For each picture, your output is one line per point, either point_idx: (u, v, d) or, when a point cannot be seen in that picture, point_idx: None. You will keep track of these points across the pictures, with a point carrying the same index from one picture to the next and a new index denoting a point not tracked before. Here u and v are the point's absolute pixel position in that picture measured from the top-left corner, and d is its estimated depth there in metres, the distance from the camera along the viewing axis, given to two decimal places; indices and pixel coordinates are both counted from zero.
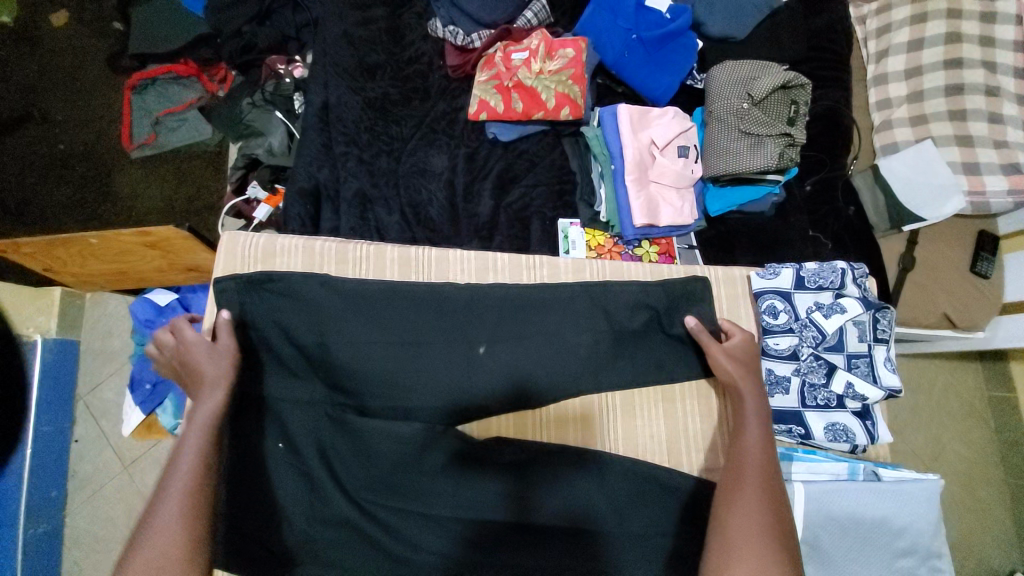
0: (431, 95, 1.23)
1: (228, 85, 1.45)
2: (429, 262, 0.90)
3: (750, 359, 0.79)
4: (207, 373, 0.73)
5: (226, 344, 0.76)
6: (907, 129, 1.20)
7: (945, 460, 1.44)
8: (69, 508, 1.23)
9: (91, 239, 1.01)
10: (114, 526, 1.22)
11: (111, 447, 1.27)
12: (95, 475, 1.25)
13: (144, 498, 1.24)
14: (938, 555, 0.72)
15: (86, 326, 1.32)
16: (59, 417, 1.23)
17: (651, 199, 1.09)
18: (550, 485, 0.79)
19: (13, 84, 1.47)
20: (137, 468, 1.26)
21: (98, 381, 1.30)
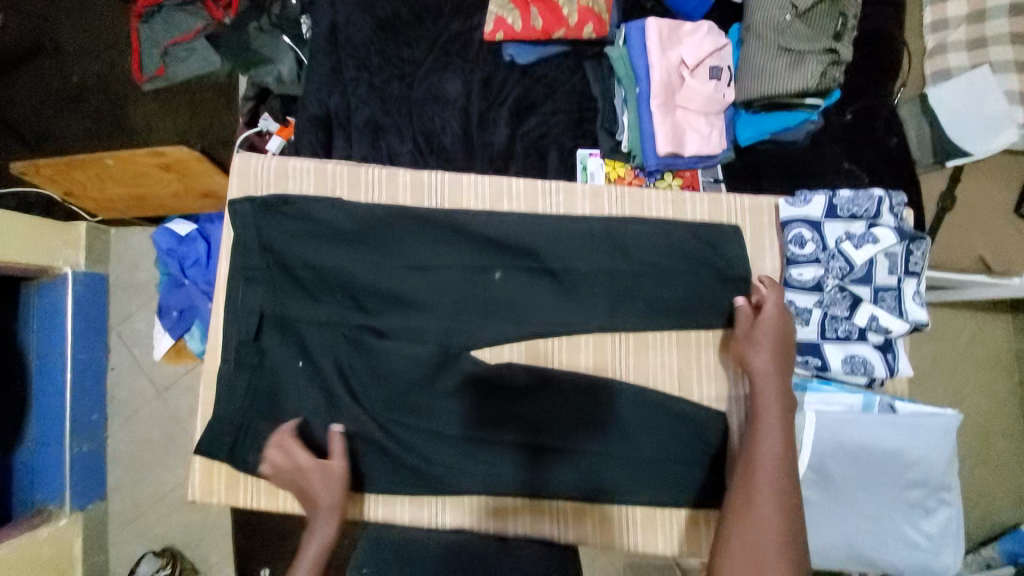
0: (444, 13, 1.14)
1: (233, 11, 1.34)
2: (442, 187, 0.88)
3: (780, 350, 0.73)
4: (324, 499, 0.75)
5: (338, 463, 0.77)
6: (962, 54, 1.08)
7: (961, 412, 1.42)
8: (110, 429, 1.32)
9: (106, 160, 1.01)
10: (152, 446, 1.32)
11: (144, 375, 1.34)
12: (131, 400, 1.33)
13: (178, 422, 1.33)
14: (948, 487, 0.71)
15: (114, 260, 1.37)
16: (95, 346, 1.30)
17: (676, 126, 1.03)
18: (556, 407, 0.80)
19: (25, 14, 1.43)
20: (170, 395, 1.34)
21: (128, 313, 1.36)
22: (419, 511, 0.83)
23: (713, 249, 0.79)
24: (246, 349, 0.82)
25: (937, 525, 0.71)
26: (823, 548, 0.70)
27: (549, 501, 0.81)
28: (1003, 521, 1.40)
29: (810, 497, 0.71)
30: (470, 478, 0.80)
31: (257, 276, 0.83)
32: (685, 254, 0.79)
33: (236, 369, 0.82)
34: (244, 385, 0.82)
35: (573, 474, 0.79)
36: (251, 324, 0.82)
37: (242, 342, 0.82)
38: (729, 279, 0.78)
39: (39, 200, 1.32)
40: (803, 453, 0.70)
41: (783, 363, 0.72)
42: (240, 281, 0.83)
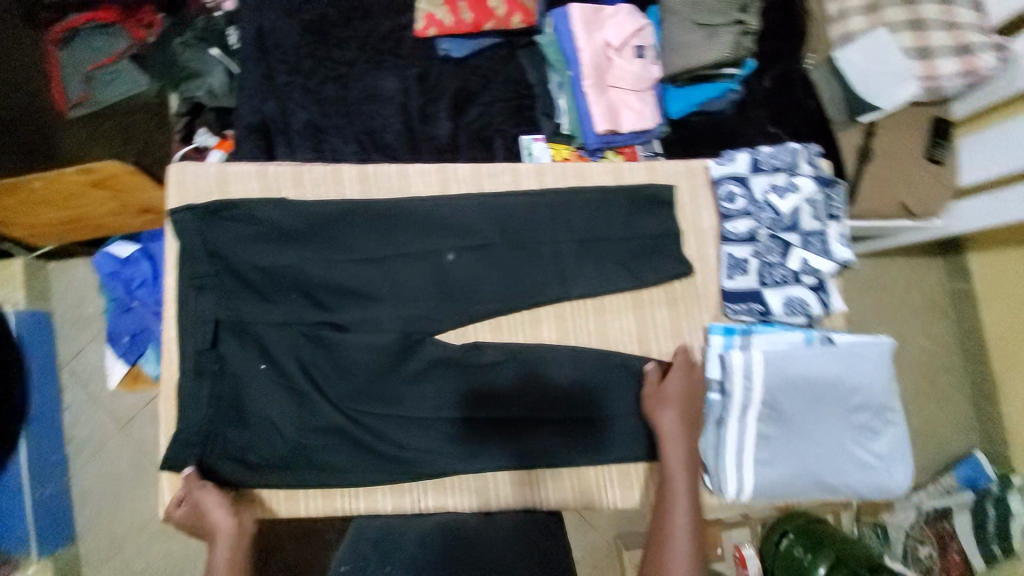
0: (373, 13, 1.15)
1: (157, 29, 1.31)
2: (387, 176, 0.88)
3: (687, 406, 0.77)
4: (217, 521, 0.76)
5: (208, 490, 0.77)
6: (861, 18, 1.16)
7: (906, 351, 1.52)
8: (73, 470, 1.26)
9: (34, 183, 0.97)
10: (122, 480, 1.27)
11: (104, 409, 1.28)
12: (93, 436, 1.28)
13: (147, 452, 1.28)
14: (892, 408, 0.73)
15: (56, 294, 1.30)
16: (46, 385, 1.23)
17: (612, 104, 1.08)
18: (524, 378, 0.83)
19: None
20: (135, 426, 1.29)
21: (80, 347, 1.29)
22: (402, 498, 0.83)
23: (653, 215, 0.85)
24: (205, 356, 0.80)
25: (887, 445, 0.73)
26: (782, 479, 0.73)
27: (530, 472, 0.84)
28: (956, 450, 1.50)
29: (766, 433, 0.73)
30: (443, 457, 0.81)
31: (207, 283, 0.81)
32: (624, 219, 0.85)
33: (196, 379, 0.80)
34: (207, 395, 0.80)
35: (545, 442, 0.82)
36: (204, 334, 0.80)
37: (198, 350, 0.80)
38: (664, 238, 0.85)
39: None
40: (755, 390, 0.73)
41: (690, 418, 0.76)
42: (190, 291, 0.82)
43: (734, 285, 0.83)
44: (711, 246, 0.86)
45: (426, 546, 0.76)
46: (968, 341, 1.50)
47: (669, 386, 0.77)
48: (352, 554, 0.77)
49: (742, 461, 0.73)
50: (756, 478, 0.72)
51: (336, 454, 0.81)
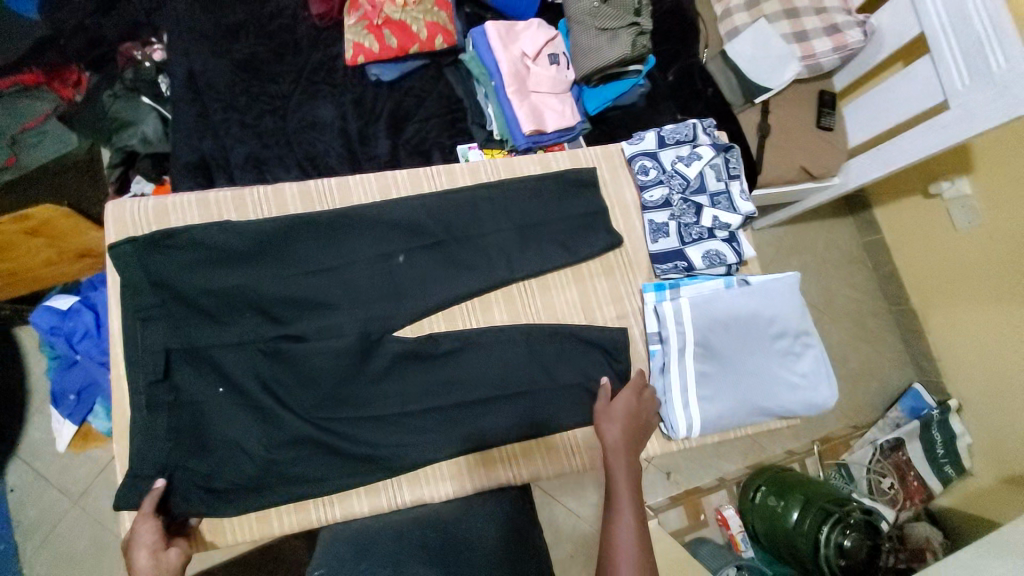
0: (303, 47, 1.22)
1: (84, 87, 1.34)
2: (330, 190, 0.94)
3: (631, 425, 0.81)
4: (139, 560, 0.70)
5: (149, 519, 0.73)
6: (744, 14, 1.31)
7: (834, 307, 1.65)
8: (23, 558, 1.16)
9: None
10: (80, 560, 1.17)
11: (54, 485, 1.20)
12: (43, 517, 1.18)
13: (105, 524, 1.20)
14: (807, 331, 0.87)
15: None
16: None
17: (534, 107, 1.17)
18: (484, 360, 0.88)
19: None
20: (90, 498, 1.20)
21: (19, 424, 1.21)
22: (379, 500, 0.85)
23: (580, 201, 0.95)
24: (157, 389, 0.80)
25: (809, 365, 0.86)
26: (726, 411, 0.85)
27: (494, 449, 0.88)
28: (897, 385, 1.62)
29: (705, 370, 0.86)
30: (414, 446, 0.84)
31: (156, 315, 0.81)
32: (551, 209, 0.94)
33: (150, 414, 0.79)
34: (164, 428, 0.79)
35: (503, 420, 0.86)
36: (157, 363, 0.79)
37: (152, 383, 0.79)
38: (592, 217, 0.95)
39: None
40: (688, 332, 0.85)
41: (631, 433, 0.80)
42: (137, 325, 0.81)
43: (659, 246, 0.94)
44: (635, 218, 0.97)
45: (404, 539, 0.75)
46: (888, 285, 1.66)
47: (615, 405, 0.82)
48: (329, 557, 0.75)
49: (689, 399, 0.84)
50: (703, 412, 0.84)
51: (311, 465, 0.82)
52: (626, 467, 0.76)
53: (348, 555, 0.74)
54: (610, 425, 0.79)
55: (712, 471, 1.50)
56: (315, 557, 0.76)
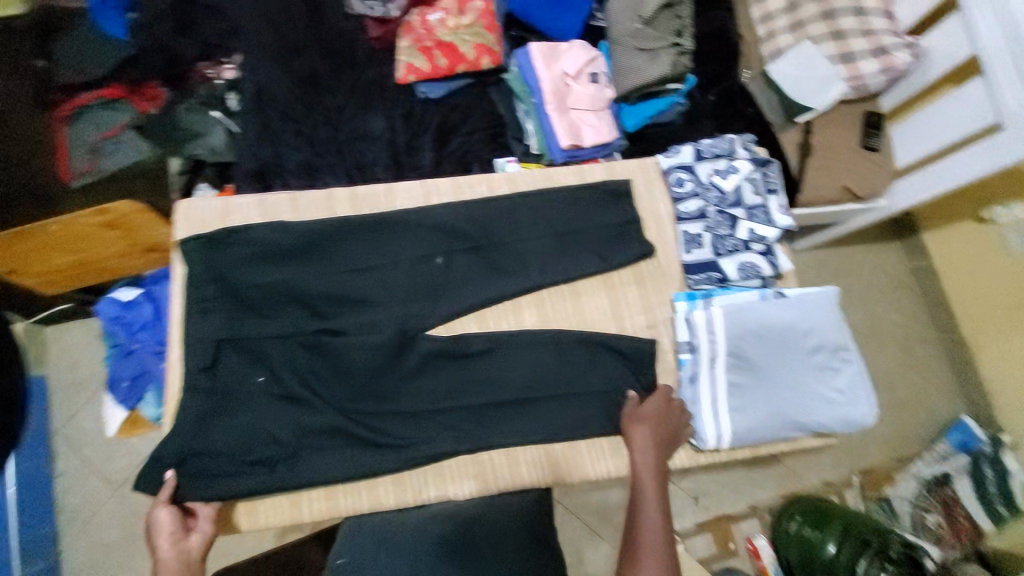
0: (360, 65, 1.31)
1: (159, 101, 1.43)
2: (377, 195, 1.00)
3: (660, 434, 0.84)
4: (161, 546, 0.75)
5: (164, 509, 0.76)
6: (788, 36, 1.32)
7: (879, 332, 1.59)
8: (64, 541, 1.22)
9: (51, 227, 1.04)
10: (115, 548, 1.23)
11: (95, 476, 1.26)
12: (86, 504, 1.25)
13: (140, 513, 1.25)
14: (844, 347, 0.88)
15: (52, 358, 1.32)
16: (38, 451, 1.21)
17: (572, 123, 1.22)
18: (515, 362, 0.90)
19: None
20: (129, 487, 1.26)
21: (74, 411, 1.30)
22: (405, 494, 0.86)
23: (615, 213, 0.97)
24: (201, 377, 0.82)
25: (845, 380, 0.87)
26: (756, 425, 0.85)
27: (520, 450, 0.89)
28: (946, 419, 1.53)
29: (738, 381, 0.86)
30: (444, 444, 0.86)
31: (209, 305, 0.85)
32: (585, 221, 0.96)
33: (190, 399, 0.81)
34: (195, 412, 0.81)
35: (528, 422, 0.88)
36: (206, 353, 0.83)
37: (198, 371, 0.82)
38: (627, 228, 0.97)
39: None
40: (719, 341, 0.87)
41: (659, 437, 0.83)
42: (193, 313, 0.85)
43: (693, 257, 0.96)
44: (668, 228, 0.99)
45: (427, 534, 0.77)
46: (938, 313, 1.58)
47: (645, 412, 0.85)
48: (349, 547, 0.77)
49: (720, 410, 0.85)
50: (734, 424, 0.84)
51: (339, 458, 0.83)
52: (653, 478, 0.81)
53: (372, 547, 0.76)
54: (637, 429, 0.84)
55: (744, 497, 1.42)
56: (337, 544, 0.79)
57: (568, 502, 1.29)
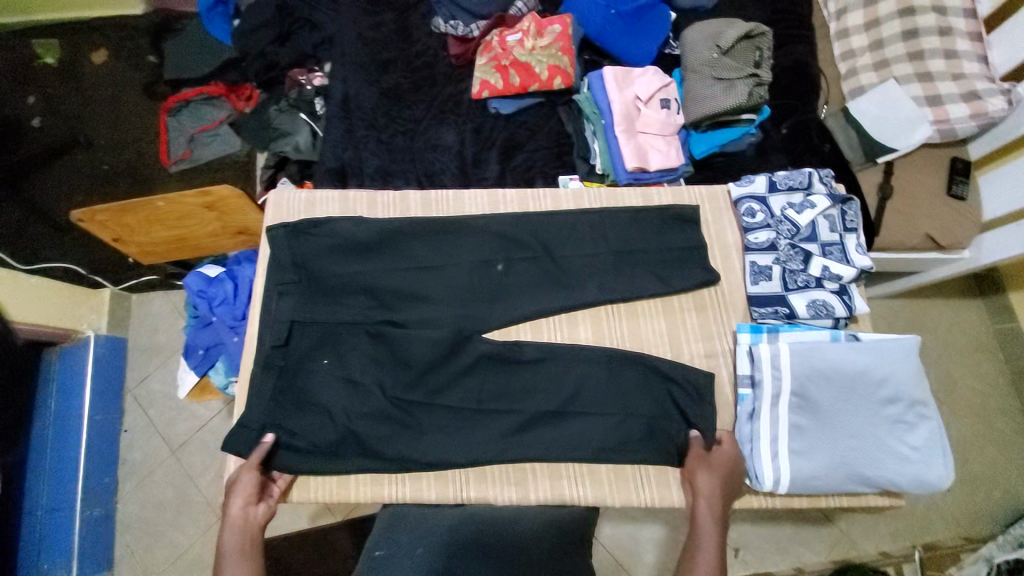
0: (439, 81, 1.38)
1: (254, 102, 1.57)
2: (447, 200, 1.04)
3: (726, 479, 0.81)
4: (234, 504, 0.78)
5: (249, 469, 0.81)
6: (871, 73, 1.27)
7: (954, 395, 1.44)
8: (121, 494, 1.31)
9: (157, 203, 1.13)
10: (164, 509, 1.30)
11: (159, 435, 1.35)
12: (145, 461, 1.33)
13: (192, 480, 1.32)
14: (922, 401, 0.82)
15: (133, 323, 1.43)
16: (110, 408, 1.33)
17: (640, 147, 1.22)
18: (565, 375, 0.90)
19: (59, 114, 1.61)
20: (184, 452, 1.34)
21: (145, 374, 1.39)
22: (445, 491, 0.87)
23: (682, 239, 0.97)
24: (275, 353, 0.88)
25: (921, 438, 0.82)
26: (817, 471, 0.82)
27: (562, 464, 0.88)
28: None
29: (801, 423, 0.83)
30: (483, 447, 0.86)
31: (289, 287, 0.91)
32: (648, 244, 0.96)
33: (263, 372, 0.87)
34: (271, 387, 0.86)
35: (568, 435, 0.87)
36: (280, 332, 0.88)
37: (273, 347, 0.88)
38: (691, 254, 0.96)
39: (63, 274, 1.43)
40: (784, 378, 0.84)
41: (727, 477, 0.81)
42: (274, 295, 0.91)
43: (760, 290, 0.93)
44: (735, 257, 0.99)
45: (454, 534, 0.78)
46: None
47: (716, 457, 0.83)
48: (386, 540, 0.79)
49: (779, 450, 0.83)
50: (792, 468, 0.82)
51: (391, 446, 0.86)
52: (713, 517, 0.77)
53: (405, 542, 0.77)
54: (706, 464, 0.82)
55: (788, 558, 1.31)
56: (373, 536, 0.82)
57: (604, 537, 1.24)
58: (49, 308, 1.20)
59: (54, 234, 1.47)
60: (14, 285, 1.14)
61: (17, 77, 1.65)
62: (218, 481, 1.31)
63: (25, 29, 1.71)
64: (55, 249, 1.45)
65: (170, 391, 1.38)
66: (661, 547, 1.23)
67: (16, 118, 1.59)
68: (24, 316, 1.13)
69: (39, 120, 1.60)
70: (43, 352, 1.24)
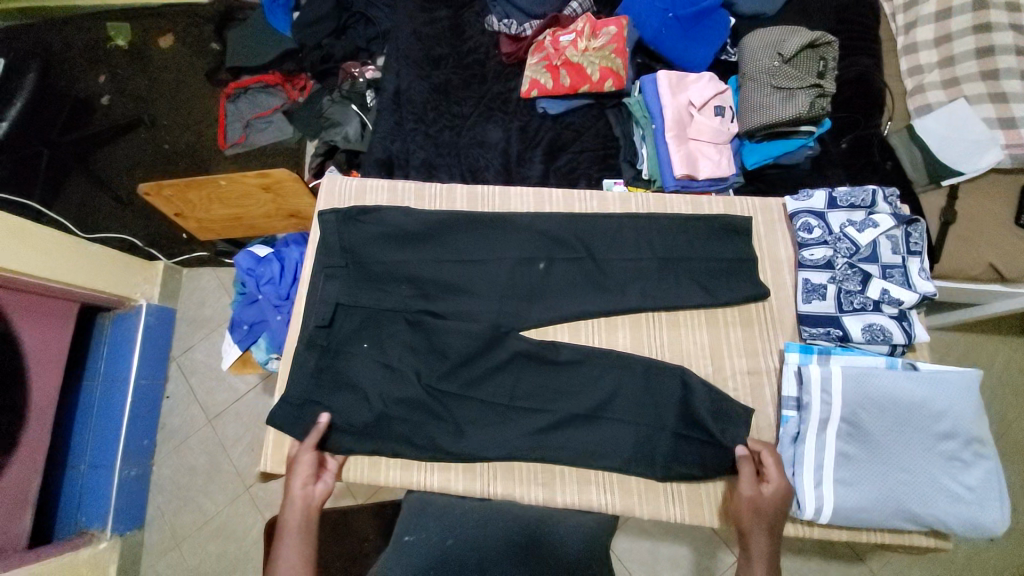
0: (488, 79, 1.39)
1: (307, 92, 1.62)
2: (492, 197, 1.05)
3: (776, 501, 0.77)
4: (294, 483, 0.81)
5: (305, 449, 0.83)
6: (939, 91, 1.20)
7: (1011, 436, 1.29)
8: (157, 457, 1.37)
9: (220, 181, 1.18)
10: (195, 474, 1.36)
11: (196, 403, 1.41)
12: (182, 427, 1.39)
13: (225, 450, 1.37)
14: (982, 441, 0.77)
15: (183, 296, 1.50)
16: (156, 373, 1.39)
17: (690, 154, 1.20)
18: (599, 380, 0.89)
19: (127, 95, 1.70)
20: (219, 422, 1.39)
21: (189, 344, 1.46)
22: (473, 483, 0.88)
23: (733, 252, 0.95)
24: (318, 334, 0.90)
25: (977, 479, 0.77)
26: (864, 503, 0.78)
27: (591, 470, 0.88)
28: None
29: (848, 451, 0.80)
30: (512, 443, 0.86)
31: (335, 270, 0.93)
32: (694, 255, 0.94)
33: (306, 351, 0.89)
34: (312, 367, 0.89)
35: (598, 439, 0.86)
36: (325, 313, 0.90)
37: (316, 328, 0.90)
38: (739, 268, 0.94)
39: (121, 245, 1.52)
40: (835, 403, 0.81)
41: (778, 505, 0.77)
42: (321, 277, 0.94)
43: (812, 308, 0.90)
44: (787, 274, 0.97)
45: (486, 529, 0.79)
46: None
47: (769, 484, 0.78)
48: (415, 525, 0.80)
49: (823, 478, 0.80)
50: (836, 498, 0.79)
51: (425, 434, 0.87)
52: (763, 536, 0.75)
53: (436, 529, 0.79)
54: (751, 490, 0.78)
55: None
56: (401, 520, 0.82)
57: (620, 550, 1.22)
58: (105, 275, 1.24)
59: (117, 207, 1.56)
60: (74, 252, 1.17)
61: (92, 58, 1.76)
62: (249, 453, 1.36)
63: (102, 13, 1.82)
64: (116, 220, 1.55)
65: (212, 362, 1.44)
66: (680, 565, 1.20)
67: (86, 96, 1.69)
68: (83, 281, 1.17)
69: (108, 98, 1.70)
70: (99, 317, 1.30)
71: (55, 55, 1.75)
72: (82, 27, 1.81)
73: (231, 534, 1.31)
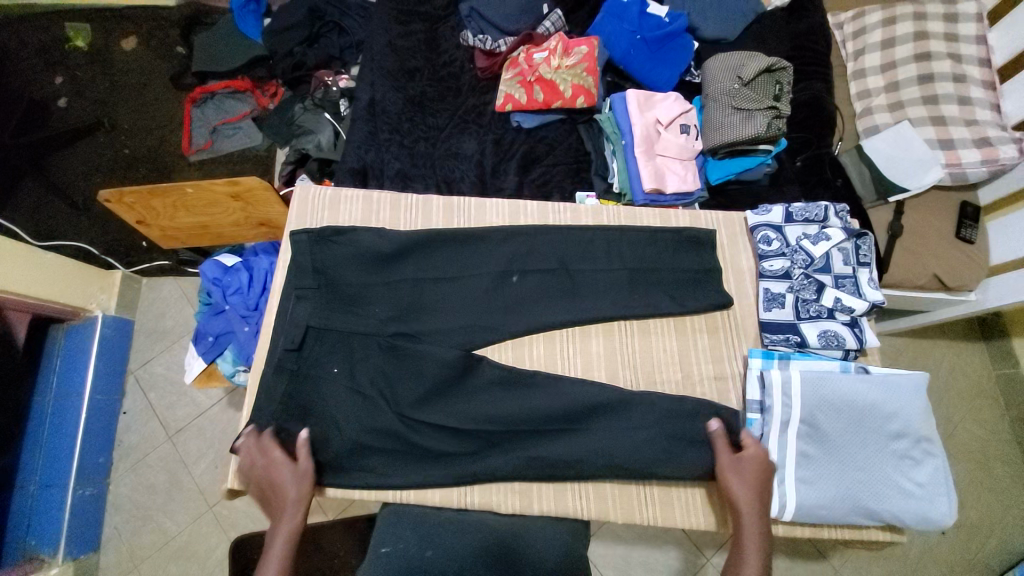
0: (463, 92, 1.41)
1: (278, 99, 1.59)
2: (469, 209, 1.07)
3: (760, 482, 0.81)
4: (290, 495, 0.81)
5: (305, 467, 0.83)
6: (886, 114, 1.30)
7: (955, 436, 1.38)
8: (113, 475, 1.30)
9: (187, 188, 1.14)
10: (155, 493, 1.29)
11: (157, 418, 1.34)
12: (140, 444, 1.32)
13: (187, 467, 1.31)
14: (930, 438, 0.83)
15: (141, 307, 1.43)
16: (112, 388, 1.32)
17: (657, 169, 1.25)
18: (561, 392, 0.89)
19: (86, 97, 1.64)
20: (181, 438, 1.33)
21: (148, 358, 1.39)
22: (450, 494, 0.88)
23: (696, 262, 0.99)
24: (288, 357, 0.88)
25: (927, 475, 0.82)
26: (823, 500, 0.83)
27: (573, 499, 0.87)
28: None
29: (807, 451, 0.84)
30: (488, 475, 0.86)
31: (307, 288, 0.92)
32: (660, 267, 0.98)
33: (275, 374, 0.87)
34: (282, 390, 0.87)
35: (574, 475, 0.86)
36: (295, 335, 0.88)
37: (286, 350, 0.88)
38: (704, 280, 0.98)
39: (77, 253, 1.45)
40: (794, 406, 0.85)
41: (761, 494, 0.80)
42: (292, 298, 0.92)
43: (773, 317, 0.96)
44: (748, 283, 1.02)
45: (466, 538, 0.81)
46: None
47: (748, 461, 0.82)
48: (391, 536, 0.82)
49: (785, 477, 0.84)
50: (799, 498, 0.83)
51: (394, 463, 0.87)
52: (758, 520, 0.78)
53: (411, 540, 0.81)
54: (738, 481, 0.80)
55: None
56: (375, 532, 0.83)
57: (596, 557, 1.23)
58: (61, 284, 1.20)
59: (72, 213, 1.49)
60: (28, 261, 1.12)
61: (47, 58, 1.68)
62: (212, 470, 1.30)
63: (60, 12, 1.75)
64: (71, 227, 1.47)
65: (173, 376, 1.38)
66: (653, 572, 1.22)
67: (41, 98, 1.62)
68: (37, 291, 1.13)
69: (65, 101, 1.63)
70: (50, 329, 1.24)
71: (8, 55, 1.67)
72: (37, 26, 1.73)
73: (193, 557, 1.24)
